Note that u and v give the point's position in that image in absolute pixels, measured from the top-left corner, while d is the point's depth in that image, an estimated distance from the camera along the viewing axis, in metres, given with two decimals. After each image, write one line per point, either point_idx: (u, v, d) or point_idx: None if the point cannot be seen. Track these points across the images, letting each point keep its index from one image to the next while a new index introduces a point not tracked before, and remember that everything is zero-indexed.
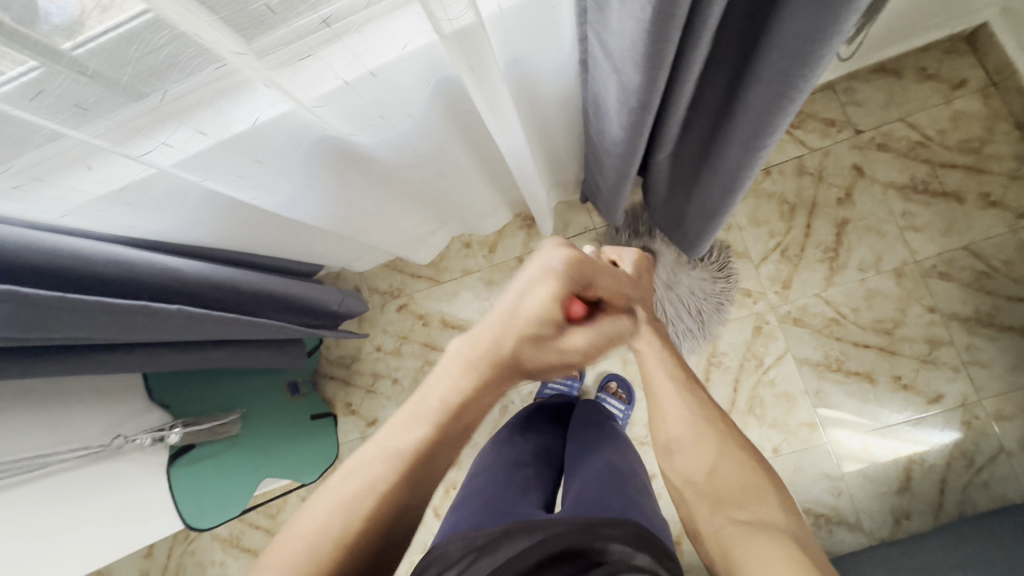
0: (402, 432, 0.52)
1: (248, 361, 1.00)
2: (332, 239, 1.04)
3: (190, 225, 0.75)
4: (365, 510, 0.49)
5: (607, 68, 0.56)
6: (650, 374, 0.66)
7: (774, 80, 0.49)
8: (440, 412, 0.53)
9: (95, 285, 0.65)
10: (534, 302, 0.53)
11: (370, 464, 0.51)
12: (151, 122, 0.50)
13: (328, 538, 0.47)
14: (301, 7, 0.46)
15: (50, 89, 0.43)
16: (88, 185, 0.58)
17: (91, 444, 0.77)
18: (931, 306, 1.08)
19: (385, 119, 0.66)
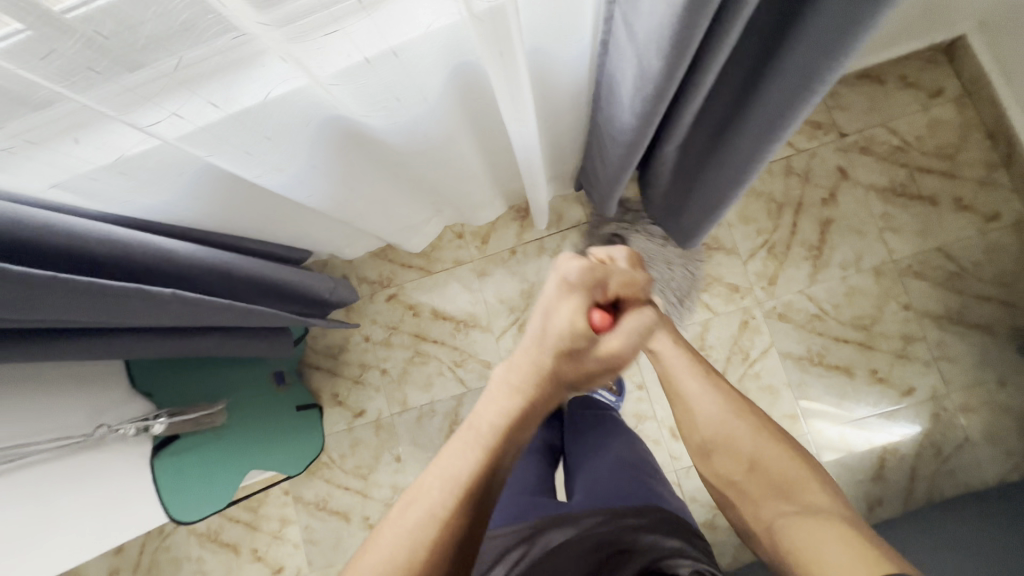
0: (455, 461, 0.50)
1: (233, 349, 0.97)
2: (325, 224, 1.01)
3: (185, 202, 0.72)
4: (428, 538, 0.46)
5: (628, 53, 0.56)
6: (674, 381, 0.67)
7: (797, 72, 0.50)
8: (492, 437, 0.51)
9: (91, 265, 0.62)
10: (565, 315, 0.55)
11: (426, 496, 0.48)
12: (163, 89, 0.49)
13: (396, 569, 0.44)
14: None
15: (64, 51, 0.41)
16: (77, 157, 0.55)
17: (73, 434, 0.73)
18: (906, 304, 1.14)
19: (400, 101, 0.64)
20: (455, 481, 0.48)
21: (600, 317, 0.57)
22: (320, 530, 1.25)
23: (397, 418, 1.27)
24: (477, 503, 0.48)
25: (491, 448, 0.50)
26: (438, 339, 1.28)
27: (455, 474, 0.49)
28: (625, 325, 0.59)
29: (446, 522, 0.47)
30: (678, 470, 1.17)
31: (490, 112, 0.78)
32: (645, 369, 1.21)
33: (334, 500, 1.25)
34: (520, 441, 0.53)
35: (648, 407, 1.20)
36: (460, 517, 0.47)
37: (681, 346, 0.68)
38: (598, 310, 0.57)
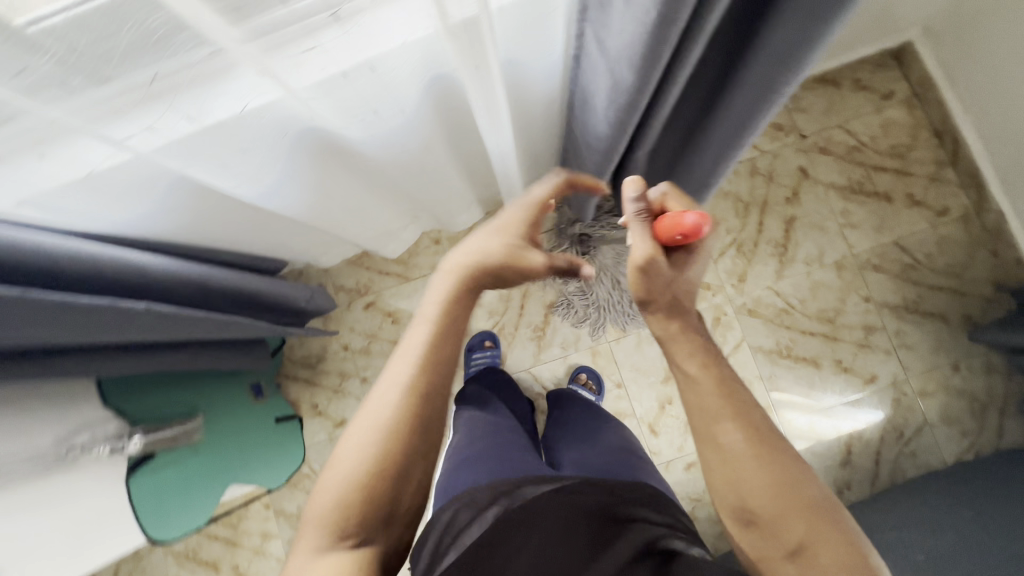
0: (408, 346, 0.55)
1: (209, 362, 0.95)
2: (302, 235, 1.01)
3: (160, 216, 0.71)
4: (385, 423, 0.51)
5: (600, 66, 0.59)
6: (710, 424, 0.50)
7: (757, 83, 0.53)
8: (435, 319, 0.55)
9: (61, 282, 0.61)
10: (640, 233, 0.53)
11: (387, 381, 0.53)
12: (133, 102, 0.49)
13: (363, 455, 0.50)
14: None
15: (37, 69, 0.42)
16: (45, 173, 0.55)
17: (46, 455, 0.72)
18: (867, 296, 1.19)
19: (377, 113, 0.65)
20: (416, 361, 0.53)
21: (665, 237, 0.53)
22: None
23: None
24: (437, 388, 0.53)
25: (439, 321, 0.55)
26: None
27: (413, 357, 0.53)
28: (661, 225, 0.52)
29: (409, 405, 0.52)
30: (658, 465, 1.20)
31: (468, 124, 0.79)
32: (623, 367, 1.23)
33: None
34: (460, 330, 0.56)
35: (628, 404, 1.22)
36: (418, 398, 0.52)
37: (708, 365, 0.53)
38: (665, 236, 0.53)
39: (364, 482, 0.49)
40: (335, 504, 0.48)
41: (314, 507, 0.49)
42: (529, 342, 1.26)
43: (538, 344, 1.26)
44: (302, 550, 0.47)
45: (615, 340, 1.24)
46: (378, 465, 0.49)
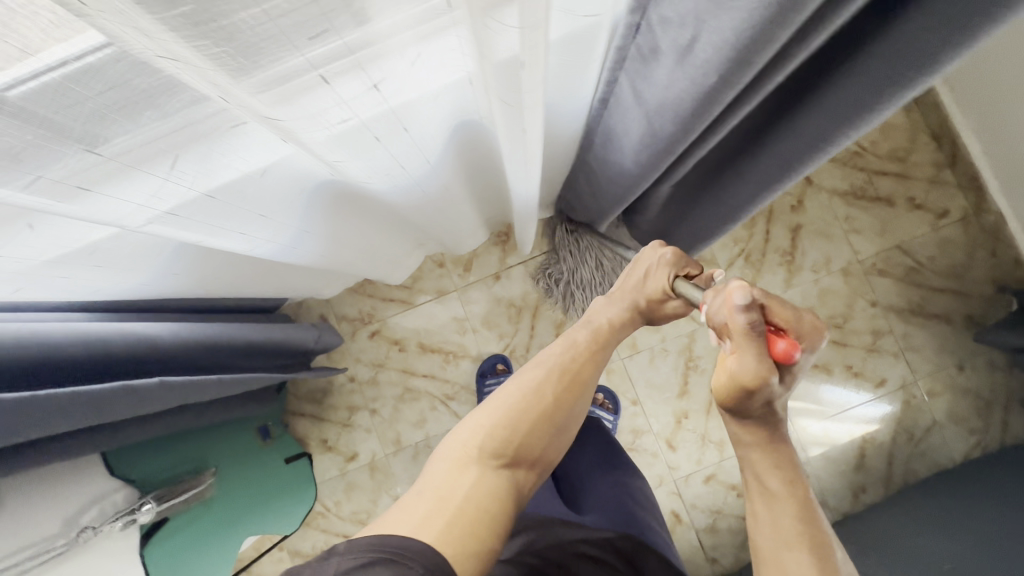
0: (573, 335, 0.68)
1: (216, 415, 0.91)
2: (310, 280, 0.95)
3: (161, 280, 0.65)
4: (533, 388, 0.63)
5: (635, 113, 0.56)
6: (781, 549, 0.48)
7: (808, 136, 0.53)
8: (597, 327, 0.69)
9: (46, 366, 0.54)
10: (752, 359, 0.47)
11: (550, 352, 0.66)
12: (127, 182, 0.42)
13: (511, 409, 0.61)
14: (353, 76, 0.42)
15: (54, 175, 0.38)
16: (37, 251, 0.48)
17: (53, 543, 0.67)
18: (873, 300, 1.21)
19: (403, 167, 0.61)
20: (578, 351, 0.66)
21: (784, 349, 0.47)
22: None
23: (391, 458, 1.23)
24: (585, 386, 0.65)
25: (597, 335, 0.68)
26: (427, 374, 1.25)
27: (580, 347, 0.66)
28: (778, 346, 0.47)
29: (562, 375, 0.64)
30: (677, 480, 1.20)
31: (487, 162, 0.76)
32: (637, 384, 1.23)
33: None
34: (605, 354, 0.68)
35: (644, 421, 1.22)
36: (568, 387, 0.64)
37: (785, 484, 0.51)
38: (781, 347, 0.47)
39: (503, 434, 0.59)
40: (481, 429, 0.59)
41: (467, 426, 0.60)
42: None
43: None
44: (449, 457, 0.58)
45: (628, 357, 1.23)
46: (525, 421, 0.60)
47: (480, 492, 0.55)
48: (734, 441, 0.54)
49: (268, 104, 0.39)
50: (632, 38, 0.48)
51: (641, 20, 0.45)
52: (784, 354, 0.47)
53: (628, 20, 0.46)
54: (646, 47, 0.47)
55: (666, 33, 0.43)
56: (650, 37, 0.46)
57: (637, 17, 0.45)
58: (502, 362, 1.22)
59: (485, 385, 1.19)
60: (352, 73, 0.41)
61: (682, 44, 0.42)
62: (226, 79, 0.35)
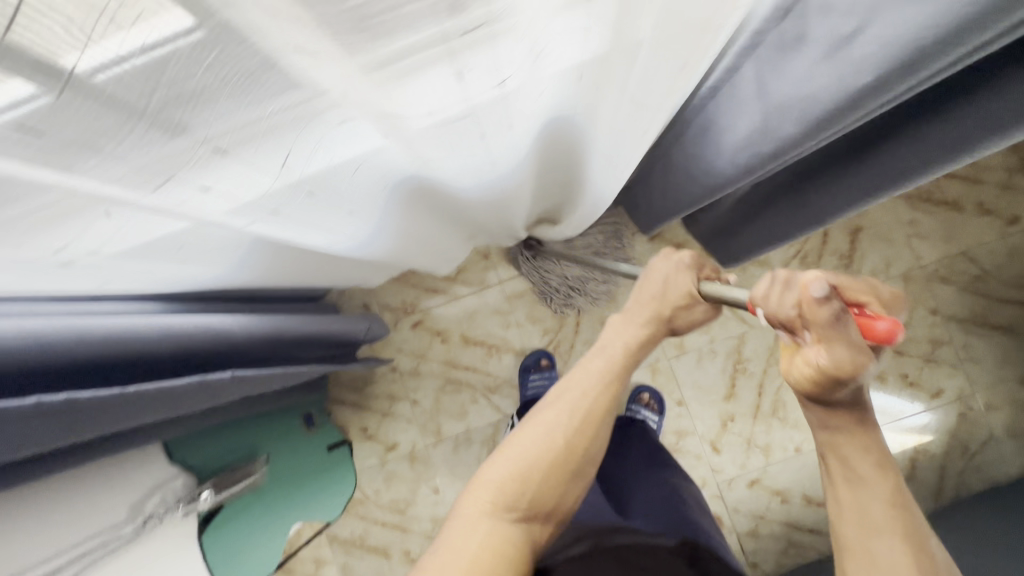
0: (603, 357, 0.57)
1: (269, 403, 0.90)
2: (364, 272, 0.93)
3: (233, 272, 0.60)
4: (559, 429, 0.54)
5: (751, 108, 0.52)
6: (869, 539, 0.42)
7: (946, 139, 0.48)
8: (631, 350, 0.57)
9: (88, 367, 0.49)
10: (845, 352, 0.37)
11: (579, 382, 0.56)
12: (247, 178, 0.37)
13: (536, 452, 0.53)
14: (485, 76, 0.38)
15: (180, 172, 0.33)
16: (106, 234, 0.39)
17: (121, 529, 0.67)
18: (933, 309, 1.17)
19: (495, 166, 0.58)
20: (590, 389, 0.56)
21: (884, 329, 0.37)
22: (358, 568, 1.21)
23: (431, 449, 1.23)
24: (603, 425, 0.55)
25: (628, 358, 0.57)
26: (470, 366, 1.24)
27: (593, 384, 0.56)
28: (874, 325, 0.37)
29: (590, 412, 0.55)
30: (720, 483, 1.18)
31: (563, 164, 0.72)
32: (684, 385, 1.21)
33: (372, 536, 1.22)
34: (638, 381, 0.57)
35: (689, 422, 1.20)
36: (596, 424, 0.55)
37: (872, 465, 0.44)
38: (879, 325, 0.37)
39: (525, 478, 0.52)
40: (499, 477, 0.52)
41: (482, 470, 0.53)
42: None
43: None
44: (462, 509, 0.51)
45: (675, 357, 1.21)
46: (546, 467, 0.53)
47: (497, 543, 0.49)
48: (817, 424, 0.46)
49: (392, 101, 0.36)
50: (776, 23, 0.43)
51: (795, 4, 0.41)
52: (884, 333, 0.37)
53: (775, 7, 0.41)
54: (791, 33, 0.43)
55: (826, 22, 0.39)
56: (799, 25, 0.42)
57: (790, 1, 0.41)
58: (546, 357, 1.21)
59: (529, 380, 1.18)
60: (490, 61, 0.36)
61: (842, 34, 0.39)
62: (354, 69, 0.32)
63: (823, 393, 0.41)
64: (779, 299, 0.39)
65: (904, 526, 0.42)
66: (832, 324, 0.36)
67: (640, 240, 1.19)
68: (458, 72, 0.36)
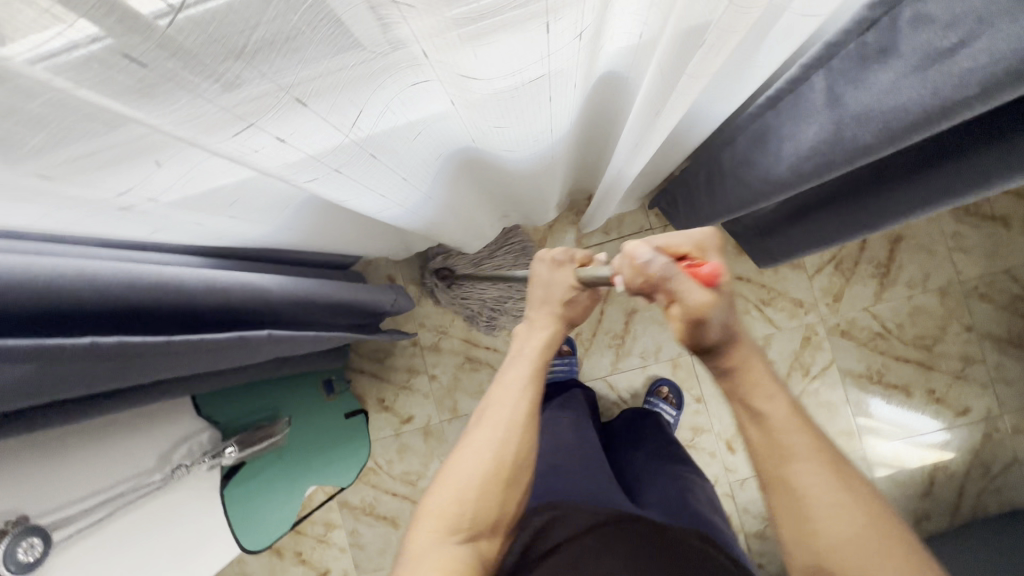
0: (512, 365, 0.55)
1: (294, 366, 0.91)
2: (396, 243, 0.93)
3: (279, 231, 0.60)
4: (486, 448, 0.50)
5: (820, 116, 0.50)
6: (784, 466, 0.43)
7: (998, 159, 0.46)
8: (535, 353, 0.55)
9: (143, 315, 0.49)
10: (686, 294, 0.40)
11: (494, 395, 0.53)
12: (318, 134, 0.37)
13: (468, 476, 0.49)
14: (569, 34, 0.36)
15: (262, 121, 0.33)
16: (156, 184, 0.39)
17: (150, 477, 0.68)
18: (969, 325, 1.14)
19: (548, 142, 0.57)
20: (510, 399, 0.52)
21: (708, 271, 0.40)
22: (366, 535, 1.24)
23: (446, 424, 1.24)
24: (533, 432, 0.52)
25: (534, 358, 0.55)
26: (491, 346, 1.23)
27: (514, 394, 0.53)
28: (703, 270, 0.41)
29: (514, 421, 0.51)
30: (732, 482, 1.18)
31: (603, 135, 0.69)
32: (704, 382, 1.20)
33: (382, 505, 1.24)
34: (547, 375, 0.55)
35: (706, 420, 1.20)
36: (520, 431, 0.51)
37: (777, 394, 0.45)
38: (704, 269, 0.41)
39: (465, 501, 0.48)
40: (437, 508, 0.47)
41: (424, 504, 0.48)
42: (607, 350, 1.21)
43: (616, 352, 1.21)
44: (413, 540, 0.47)
45: None
46: (482, 484, 0.49)
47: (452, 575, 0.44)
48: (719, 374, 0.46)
49: (471, 59, 0.35)
50: (859, 34, 0.42)
51: (886, 14, 0.39)
52: (711, 276, 0.40)
53: (860, 15, 0.41)
54: (873, 47, 0.41)
55: (917, 36, 0.38)
56: (887, 38, 0.40)
57: (879, 10, 0.40)
58: (567, 343, 1.20)
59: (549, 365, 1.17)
60: (577, 20, 0.34)
61: (938, 49, 0.36)
62: (438, 25, 0.31)
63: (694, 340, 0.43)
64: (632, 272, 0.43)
65: (809, 440, 0.44)
66: (667, 276, 0.40)
67: None
68: (546, 27, 0.34)
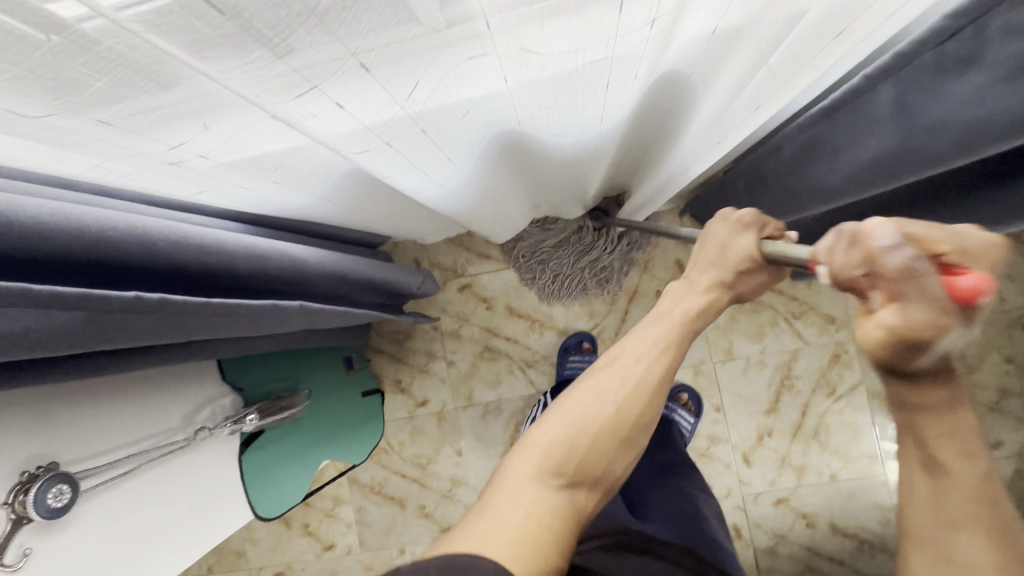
0: (659, 321, 0.51)
1: (317, 340, 0.92)
2: (426, 227, 0.92)
3: (318, 203, 0.60)
4: (611, 401, 0.47)
5: (883, 125, 0.47)
6: (943, 529, 0.35)
7: None
8: (683, 317, 0.50)
9: (180, 277, 0.49)
10: (920, 308, 0.27)
11: (631, 350, 0.50)
12: (371, 102, 0.36)
13: (586, 424, 0.47)
14: (641, 17, 0.34)
15: (321, 83, 0.32)
16: (204, 144, 0.39)
17: (173, 436, 0.70)
18: (1009, 356, 1.10)
19: (595, 131, 0.55)
20: (646, 356, 0.49)
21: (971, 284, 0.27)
22: (373, 513, 1.25)
23: (461, 411, 1.24)
24: (661, 397, 0.49)
25: (681, 323, 0.50)
26: (511, 337, 1.23)
27: (651, 352, 0.49)
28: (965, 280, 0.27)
29: (646, 383, 0.48)
30: (745, 495, 1.16)
31: (654, 132, 0.67)
32: (725, 392, 1.17)
33: (391, 485, 1.25)
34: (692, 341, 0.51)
35: (723, 429, 1.17)
36: (650, 394, 0.48)
37: (965, 445, 0.35)
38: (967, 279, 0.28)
39: (578, 448, 0.46)
40: (545, 445, 0.46)
41: (527, 440, 0.47)
42: None
43: None
44: (505, 474, 0.46)
45: (721, 362, 1.17)
46: (595, 437, 0.47)
47: (540, 516, 0.43)
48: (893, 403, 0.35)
49: (536, 33, 0.34)
50: (936, 44, 0.39)
51: (971, 23, 0.37)
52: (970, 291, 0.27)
53: (939, 24, 0.38)
54: (955, 56, 0.39)
55: (1010, 46, 0.35)
56: (971, 49, 0.37)
57: (963, 21, 0.37)
58: (589, 340, 1.19)
59: (568, 362, 1.16)
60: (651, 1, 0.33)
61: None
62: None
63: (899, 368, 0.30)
64: (844, 257, 0.31)
65: (988, 508, 0.34)
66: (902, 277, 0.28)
67: None
68: (619, 5, 0.32)
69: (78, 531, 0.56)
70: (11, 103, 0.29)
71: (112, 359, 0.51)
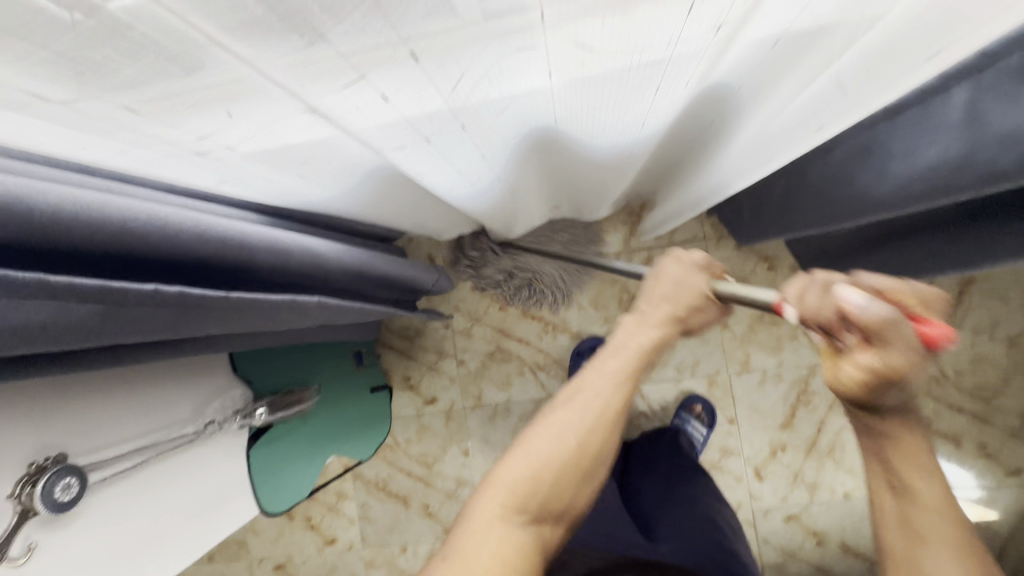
0: (615, 353, 0.49)
1: (329, 335, 0.90)
2: (444, 224, 0.90)
3: (341, 197, 0.58)
4: (572, 438, 0.46)
5: (943, 137, 0.45)
6: (915, 548, 0.39)
7: None
8: (639, 350, 0.48)
9: (200, 269, 0.47)
10: (902, 354, 0.32)
11: (588, 383, 0.48)
12: (415, 93, 0.34)
13: (549, 463, 0.45)
14: (710, 17, 0.32)
15: (370, 71, 0.30)
16: (230, 134, 0.37)
17: (183, 429, 0.68)
18: None
19: (634, 134, 0.53)
20: (605, 390, 0.47)
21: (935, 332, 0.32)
22: (376, 509, 1.24)
23: (469, 411, 1.22)
24: (621, 429, 0.47)
25: (637, 354, 0.48)
26: (523, 339, 1.21)
27: (610, 385, 0.47)
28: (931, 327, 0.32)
29: (606, 417, 0.46)
30: (755, 510, 1.14)
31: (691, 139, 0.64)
32: (739, 404, 1.15)
33: (395, 482, 1.24)
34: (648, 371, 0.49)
35: (736, 442, 1.15)
36: (611, 429, 0.47)
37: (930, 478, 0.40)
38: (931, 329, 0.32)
39: (542, 488, 0.44)
40: (508, 485, 0.44)
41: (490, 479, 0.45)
42: None
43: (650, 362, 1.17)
44: (470, 515, 0.44)
45: (737, 374, 1.15)
46: (558, 476, 0.45)
47: (508, 563, 0.41)
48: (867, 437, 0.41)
49: (595, 27, 0.32)
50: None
51: None
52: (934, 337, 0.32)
53: None
54: None
55: None
56: None
57: None
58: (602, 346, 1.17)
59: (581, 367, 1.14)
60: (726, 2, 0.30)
61: None
62: None
63: (870, 401, 0.36)
64: (821, 303, 0.36)
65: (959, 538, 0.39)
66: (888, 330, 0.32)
67: (727, 245, 1.12)
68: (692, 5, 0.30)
69: (82, 525, 0.55)
70: (35, 85, 0.27)
71: (123, 351, 0.49)
